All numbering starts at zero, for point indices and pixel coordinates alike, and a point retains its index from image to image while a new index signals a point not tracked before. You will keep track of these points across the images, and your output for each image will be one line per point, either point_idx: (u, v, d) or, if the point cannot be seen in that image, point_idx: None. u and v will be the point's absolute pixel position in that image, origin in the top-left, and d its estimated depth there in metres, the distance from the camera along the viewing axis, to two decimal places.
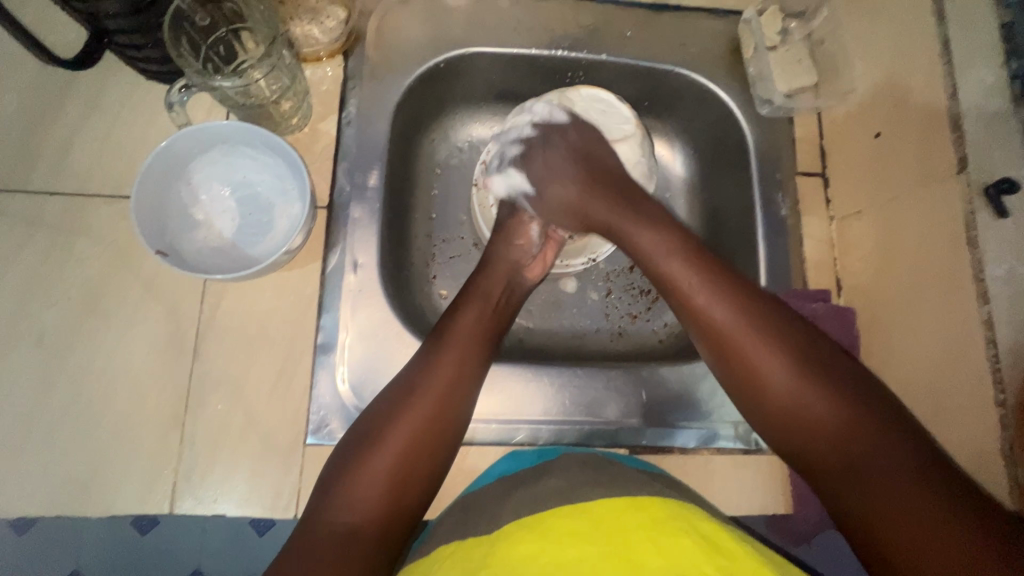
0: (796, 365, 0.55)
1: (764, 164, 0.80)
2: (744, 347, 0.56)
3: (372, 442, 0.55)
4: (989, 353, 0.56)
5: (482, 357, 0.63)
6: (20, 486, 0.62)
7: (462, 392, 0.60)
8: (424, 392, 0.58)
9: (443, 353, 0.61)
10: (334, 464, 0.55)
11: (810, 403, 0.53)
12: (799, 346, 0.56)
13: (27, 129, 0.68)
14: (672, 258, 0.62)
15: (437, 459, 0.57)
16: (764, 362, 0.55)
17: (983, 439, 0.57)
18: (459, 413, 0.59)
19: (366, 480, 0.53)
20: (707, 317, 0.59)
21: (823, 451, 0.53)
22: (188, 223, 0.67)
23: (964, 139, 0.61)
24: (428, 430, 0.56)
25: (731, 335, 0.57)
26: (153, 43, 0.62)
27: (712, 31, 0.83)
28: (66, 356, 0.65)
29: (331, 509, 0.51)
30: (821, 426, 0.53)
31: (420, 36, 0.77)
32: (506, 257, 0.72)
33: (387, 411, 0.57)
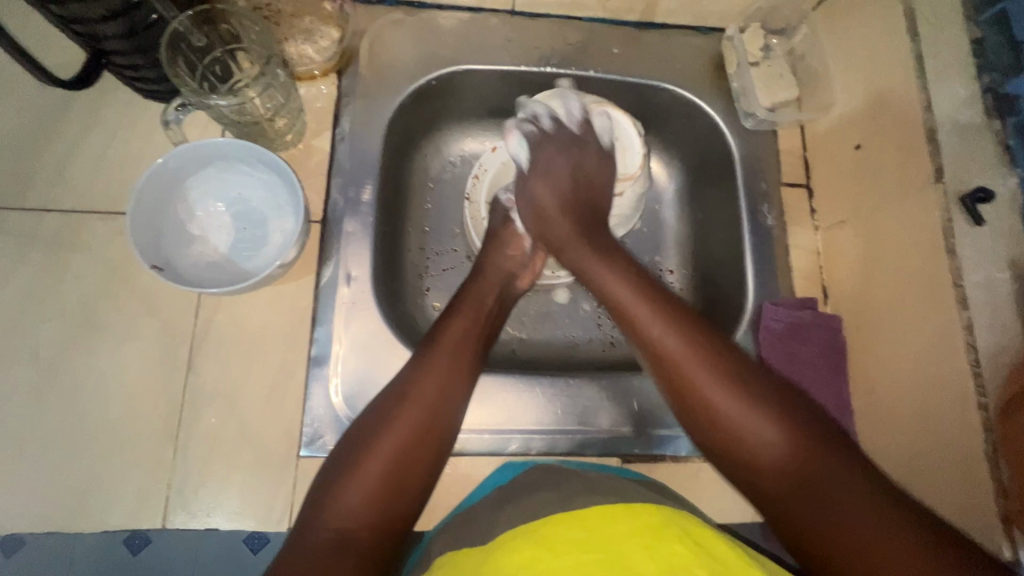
0: (737, 392, 0.55)
1: (749, 176, 0.82)
2: (692, 375, 0.57)
3: (364, 450, 0.55)
4: (970, 357, 0.58)
5: (472, 365, 0.64)
6: (11, 502, 0.62)
7: (453, 398, 0.61)
8: (415, 399, 0.58)
9: (431, 361, 0.61)
10: (326, 473, 0.55)
11: (756, 427, 0.54)
12: (738, 373, 0.57)
13: (25, 147, 0.69)
14: (623, 287, 0.64)
15: (427, 466, 0.57)
16: (707, 391, 0.56)
17: (968, 442, 0.58)
18: (449, 420, 0.60)
19: (358, 487, 0.53)
20: (658, 340, 0.60)
21: (768, 473, 0.53)
22: (184, 239, 0.68)
23: (939, 150, 0.63)
24: (418, 437, 0.57)
25: (686, 375, 0.58)
26: (151, 63, 0.64)
27: (696, 47, 0.85)
28: (60, 371, 0.65)
29: (322, 518, 0.52)
30: (761, 455, 0.53)
31: (412, 54, 0.79)
32: (497, 265, 0.74)
33: (377, 419, 0.57)
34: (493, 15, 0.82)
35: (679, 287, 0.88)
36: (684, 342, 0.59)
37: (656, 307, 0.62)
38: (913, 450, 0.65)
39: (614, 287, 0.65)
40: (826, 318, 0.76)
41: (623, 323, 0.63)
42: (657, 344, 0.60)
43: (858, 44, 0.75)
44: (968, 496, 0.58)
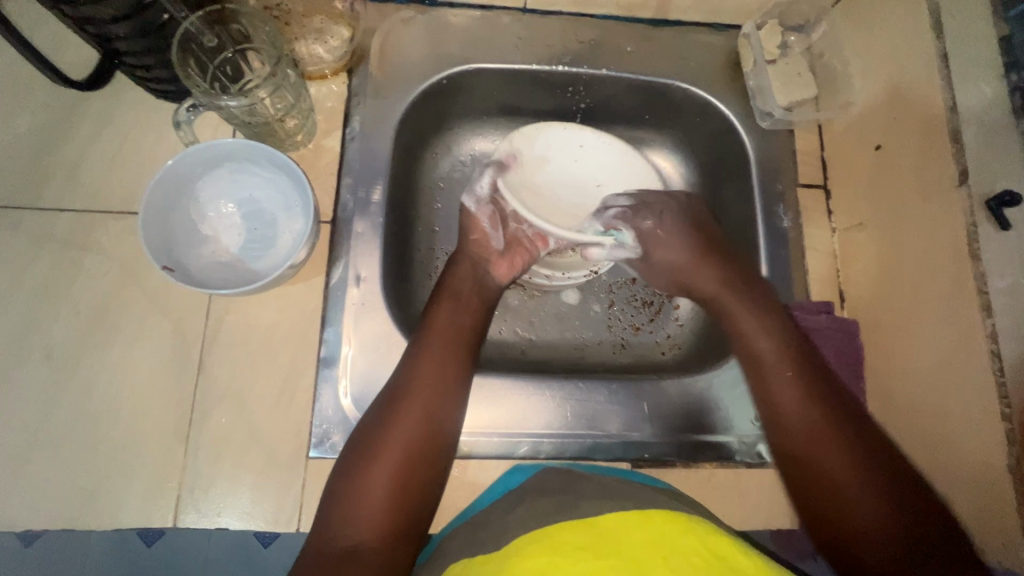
0: (863, 475, 0.54)
1: (765, 177, 0.81)
2: (824, 450, 0.56)
3: (366, 454, 0.55)
4: (994, 366, 0.56)
5: (464, 363, 0.63)
6: (27, 498, 0.63)
7: (448, 397, 0.60)
8: (412, 400, 0.58)
9: (424, 361, 0.61)
10: (334, 480, 0.55)
11: (869, 511, 0.52)
12: (869, 464, 0.54)
13: (39, 147, 0.70)
14: (767, 340, 0.63)
15: (431, 467, 0.57)
16: (840, 472, 0.54)
17: (991, 454, 0.56)
18: (445, 420, 0.59)
19: (366, 492, 0.53)
20: (793, 406, 0.58)
21: (874, 544, 0.52)
22: (195, 239, 0.68)
23: (964, 151, 0.61)
24: (420, 437, 0.57)
25: (806, 428, 0.57)
26: (161, 63, 0.64)
27: (711, 45, 0.84)
28: (74, 369, 0.66)
29: (332, 526, 0.52)
30: (876, 535, 0.52)
31: (422, 53, 0.78)
32: (474, 254, 0.73)
33: (378, 423, 0.57)
34: (505, 12, 0.81)
35: None
36: (840, 448, 0.55)
37: (826, 388, 0.59)
38: (933, 459, 0.63)
39: (748, 335, 0.64)
40: (843, 324, 0.75)
41: (761, 381, 0.61)
42: (763, 354, 0.62)
43: (879, 41, 0.73)
44: (990, 506, 0.56)
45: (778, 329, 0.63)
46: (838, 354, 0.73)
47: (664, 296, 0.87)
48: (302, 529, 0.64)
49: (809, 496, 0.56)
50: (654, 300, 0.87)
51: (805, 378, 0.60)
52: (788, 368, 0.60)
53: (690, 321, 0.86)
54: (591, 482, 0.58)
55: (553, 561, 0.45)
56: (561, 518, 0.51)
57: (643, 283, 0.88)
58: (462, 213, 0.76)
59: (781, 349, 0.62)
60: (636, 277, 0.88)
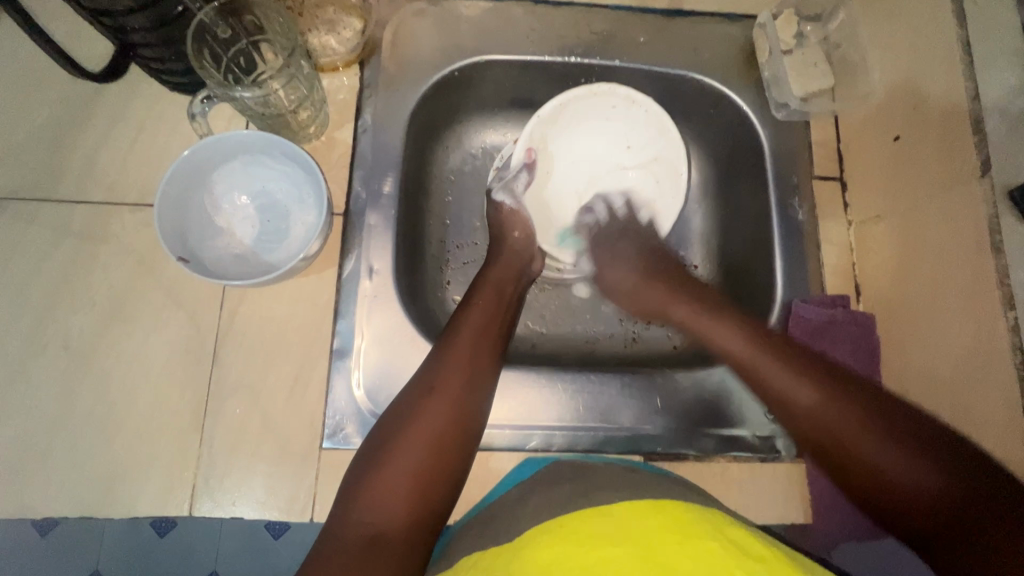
0: (824, 391, 0.57)
1: (780, 169, 0.80)
2: (764, 372, 0.61)
3: (393, 444, 0.55)
4: (1016, 359, 0.55)
5: (495, 356, 0.64)
6: (47, 487, 0.63)
7: (477, 388, 0.60)
8: (441, 392, 0.58)
9: (452, 354, 0.61)
10: (357, 466, 0.55)
11: (845, 421, 0.54)
12: (833, 378, 0.58)
13: (55, 139, 0.70)
14: (675, 301, 0.73)
15: (456, 455, 0.56)
16: (788, 390, 0.59)
17: (1012, 450, 0.55)
18: (474, 411, 0.59)
19: (391, 479, 0.53)
20: (727, 344, 0.66)
21: (865, 463, 0.53)
22: (209, 231, 0.69)
23: (987, 141, 0.60)
24: (448, 426, 0.56)
25: (756, 363, 0.62)
26: (176, 56, 0.64)
27: (725, 35, 0.82)
28: (91, 360, 0.66)
29: (357, 512, 0.52)
30: (861, 440, 0.53)
31: (434, 45, 0.78)
32: (513, 251, 0.74)
33: (404, 414, 0.57)
34: (517, 4, 0.80)
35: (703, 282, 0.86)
36: (806, 375, 0.59)
37: (739, 325, 0.66)
38: None
39: (667, 300, 0.74)
40: (858, 318, 0.74)
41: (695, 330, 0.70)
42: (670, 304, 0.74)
43: (899, 29, 0.72)
44: None
45: (662, 275, 0.76)
46: (854, 347, 0.72)
47: None
48: (316, 519, 0.64)
49: (789, 425, 0.59)
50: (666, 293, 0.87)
51: (711, 317, 0.69)
52: (702, 316, 0.70)
53: None
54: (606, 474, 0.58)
55: (566, 549, 0.46)
56: (574, 507, 0.52)
57: None
58: (496, 206, 0.78)
59: (693, 304, 0.71)
60: None
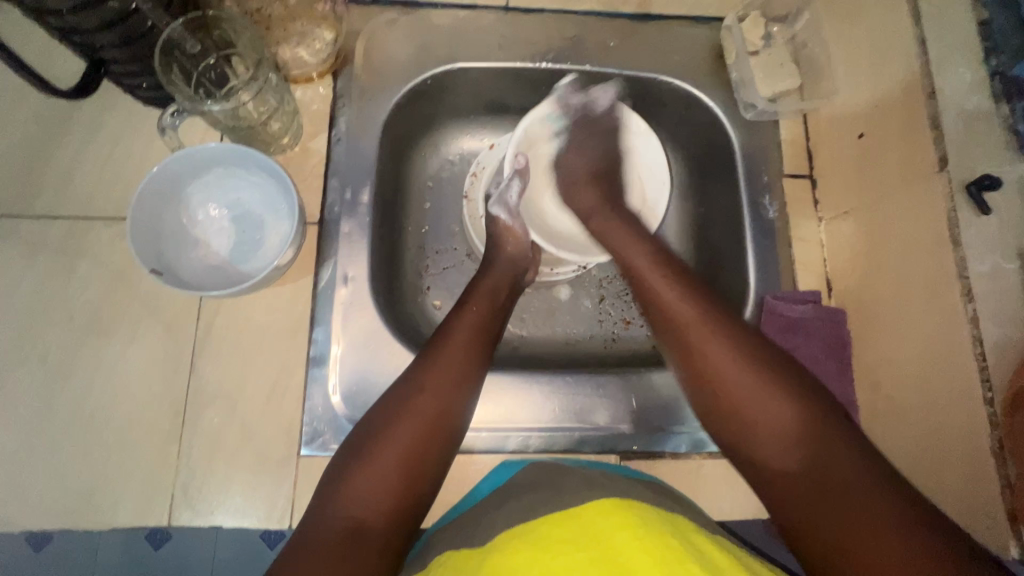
0: (754, 374, 0.55)
1: (750, 168, 0.81)
2: (699, 342, 0.58)
3: (378, 444, 0.55)
4: (976, 351, 0.56)
5: (481, 362, 0.64)
6: (26, 500, 0.64)
7: (464, 393, 0.61)
8: (428, 394, 0.58)
9: (443, 354, 0.61)
10: (341, 461, 0.56)
11: (766, 408, 0.54)
12: (770, 365, 0.56)
13: (31, 156, 0.71)
14: (642, 256, 0.67)
15: (438, 456, 0.57)
16: (721, 368, 0.56)
17: (973, 440, 0.56)
18: (457, 415, 0.59)
19: (372, 479, 0.53)
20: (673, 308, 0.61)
21: (774, 453, 0.53)
22: (185, 244, 0.69)
23: (944, 137, 0.61)
24: (429, 427, 0.57)
25: (688, 332, 0.59)
26: (147, 71, 0.65)
27: (693, 38, 0.84)
28: (69, 373, 0.67)
29: (336, 509, 0.52)
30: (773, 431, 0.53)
31: (406, 54, 0.79)
32: (511, 256, 0.74)
33: (388, 413, 0.57)
34: (488, 11, 0.82)
35: None
36: (742, 359, 0.56)
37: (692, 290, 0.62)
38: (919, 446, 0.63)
39: (627, 249, 0.68)
40: (831, 312, 0.74)
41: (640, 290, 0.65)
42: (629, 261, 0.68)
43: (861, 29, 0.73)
44: (978, 491, 0.56)
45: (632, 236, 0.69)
46: (825, 345, 0.73)
47: None
48: (294, 525, 0.65)
49: (706, 403, 0.58)
50: None
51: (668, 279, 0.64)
52: (656, 275, 0.64)
53: None
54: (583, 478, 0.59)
55: (537, 554, 0.47)
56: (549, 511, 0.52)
57: None
58: (471, 220, 0.78)
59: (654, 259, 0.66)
60: None
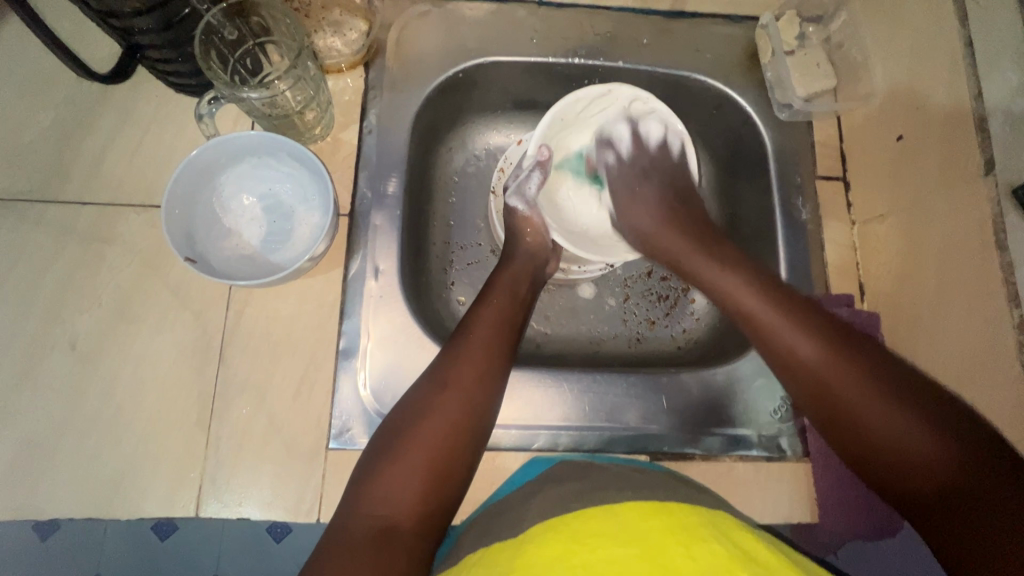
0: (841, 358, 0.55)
1: (783, 169, 0.80)
2: (782, 329, 0.59)
3: (404, 439, 0.55)
4: (1022, 357, 0.55)
5: (506, 359, 0.63)
6: (53, 488, 0.63)
7: (489, 390, 0.60)
8: (454, 386, 0.58)
9: (467, 348, 0.61)
10: (369, 460, 0.55)
11: (863, 390, 0.53)
12: (853, 346, 0.56)
13: (61, 142, 0.70)
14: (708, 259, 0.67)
15: (466, 454, 0.56)
16: (809, 357, 0.56)
17: (1016, 447, 0.55)
18: (484, 413, 0.59)
19: (400, 472, 0.53)
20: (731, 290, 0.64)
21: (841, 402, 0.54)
22: (216, 234, 0.69)
23: (991, 140, 0.60)
24: (456, 423, 0.56)
25: (768, 323, 0.60)
26: (183, 57, 0.64)
27: (727, 36, 0.83)
28: (97, 360, 0.66)
29: (365, 504, 0.52)
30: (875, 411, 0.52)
31: (438, 47, 0.78)
32: (523, 249, 0.74)
33: (416, 406, 0.57)
34: (520, 5, 0.81)
35: None
36: (828, 349, 0.56)
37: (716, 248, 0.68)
38: None
39: (689, 254, 0.70)
40: (864, 316, 0.74)
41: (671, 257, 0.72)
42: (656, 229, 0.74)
43: (901, 31, 0.72)
44: None
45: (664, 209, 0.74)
46: None
47: (679, 289, 0.87)
48: (322, 519, 0.64)
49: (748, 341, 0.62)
50: (669, 293, 0.87)
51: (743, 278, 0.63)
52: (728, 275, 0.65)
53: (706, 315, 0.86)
54: (621, 476, 0.58)
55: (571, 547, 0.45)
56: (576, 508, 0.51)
57: (658, 277, 0.88)
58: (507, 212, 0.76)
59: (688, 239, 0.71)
60: (651, 271, 0.88)
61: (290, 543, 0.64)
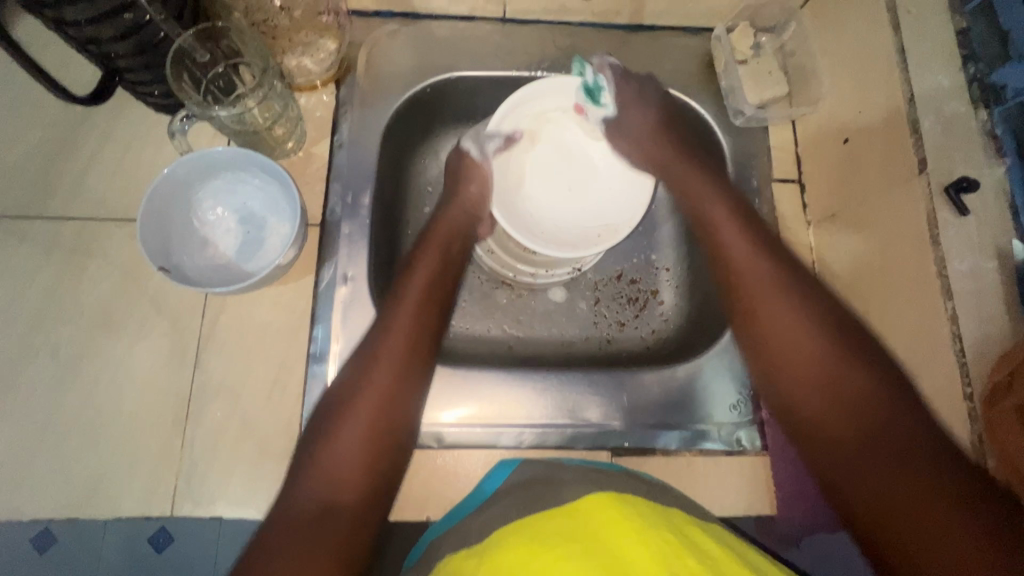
0: (841, 363, 0.59)
1: (740, 173, 0.83)
2: (765, 297, 0.65)
3: (334, 421, 0.57)
4: (955, 347, 0.57)
5: (430, 340, 0.65)
6: (33, 491, 0.66)
7: (414, 369, 0.62)
8: (379, 368, 0.60)
9: (391, 327, 0.63)
10: (305, 442, 0.58)
11: (846, 373, 0.58)
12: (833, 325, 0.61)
13: (46, 162, 0.74)
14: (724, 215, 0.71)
15: (397, 431, 0.59)
16: (817, 366, 0.60)
17: (954, 435, 0.57)
18: (410, 390, 0.61)
19: (338, 449, 0.56)
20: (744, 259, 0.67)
21: (840, 408, 0.58)
22: (191, 245, 0.72)
23: (923, 141, 0.63)
24: (384, 402, 0.59)
25: (750, 283, 0.66)
26: (159, 78, 0.68)
27: (684, 48, 0.87)
28: (78, 368, 0.70)
29: (306, 483, 0.55)
30: (843, 401, 0.57)
31: (406, 63, 0.82)
32: (453, 216, 0.76)
33: (345, 389, 0.59)
34: (484, 22, 0.85)
35: (673, 284, 0.90)
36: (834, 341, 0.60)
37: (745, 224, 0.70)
38: None
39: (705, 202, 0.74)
40: None
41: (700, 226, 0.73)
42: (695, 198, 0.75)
43: (845, 39, 0.76)
44: None
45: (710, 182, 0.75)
46: None
47: (648, 292, 0.90)
48: None
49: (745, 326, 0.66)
50: (638, 296, 0.90)
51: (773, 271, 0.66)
52: (734, 222, 0.70)
53: (673, 316, 0.89)
54: (587, 478, 0.60)
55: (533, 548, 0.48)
56: (550, 505, 0.54)
57: (627, 279, 0.91)
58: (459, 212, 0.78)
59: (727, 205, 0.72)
60: (620, 274, 0.91)
61: None
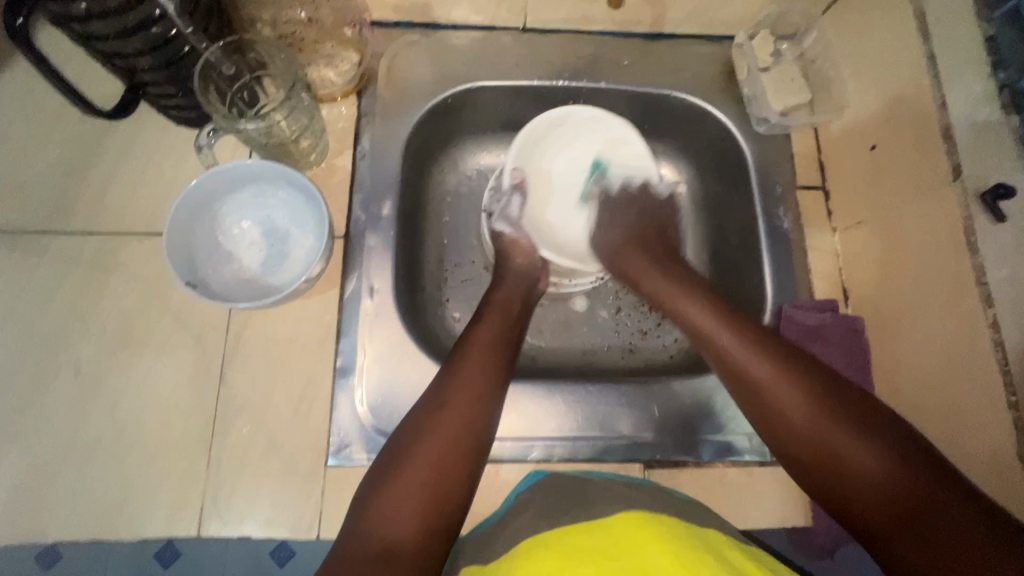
0: (842, 427, 0.54)
1: (764, 180, 0.83)
2: (734, 345, 0.62)
3: (400, 460, 0.56)
4: (998, 355, 0.56)
5: (500, 379, 0.64)
6: (58, 512, 0.65)
7: (485, 409, 0.61)
8: (449, 408, 0.59)
9: (461, 369, 0.62)
10: (368, 485, 0.56)
11: (839, 431, 0.54)
12: (808, 379, 0.58)
13: (67, 177, 0.73)
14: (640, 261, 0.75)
15: (462, 473, 0.57)
16: (788, 406, 0.57)
17: (998, 443, 0.56)
18: (481, 430, 0.59)
19: (400, 490, 0.54)
20: (687, 311, 0.67)
21: (849, 469, 0.53)
22: (214, 259, 0.71)
23: (956, 147, 0.63)
24: (454, 442, 0.57)
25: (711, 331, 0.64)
26: (184, 92, 0.68)
27: (704, 56, 0.87)
28: (101, 385, 0.68)
29: (370, 525, 0.53)
30: (858, 467, 0.53)
31: (428, 74, 0.82)
32: (516, 269, 0.75)
33: (411, 424, 0.59)
34: (505, 32, 0.85)
35: None
36: (800, 389, 0.57)
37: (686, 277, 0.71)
38: (942, 453, 0.63)
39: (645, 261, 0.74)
40: (848, 321, 0.75)
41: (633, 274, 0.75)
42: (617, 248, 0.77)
43: (869, 46, 0.75)
44: (1003, 497, 0.56)
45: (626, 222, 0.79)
46: (844, 351, 0.74)
47: None
48: (322, 535, 0.65)
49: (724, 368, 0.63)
50: None
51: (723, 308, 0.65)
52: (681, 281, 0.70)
53: None
54: (619, 492, 0.59)
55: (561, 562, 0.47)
56: (569, 520, 0.54)
57: None
58: (496, 237, 0.78)
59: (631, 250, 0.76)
60: None
61: (292, 561, 0.65)
